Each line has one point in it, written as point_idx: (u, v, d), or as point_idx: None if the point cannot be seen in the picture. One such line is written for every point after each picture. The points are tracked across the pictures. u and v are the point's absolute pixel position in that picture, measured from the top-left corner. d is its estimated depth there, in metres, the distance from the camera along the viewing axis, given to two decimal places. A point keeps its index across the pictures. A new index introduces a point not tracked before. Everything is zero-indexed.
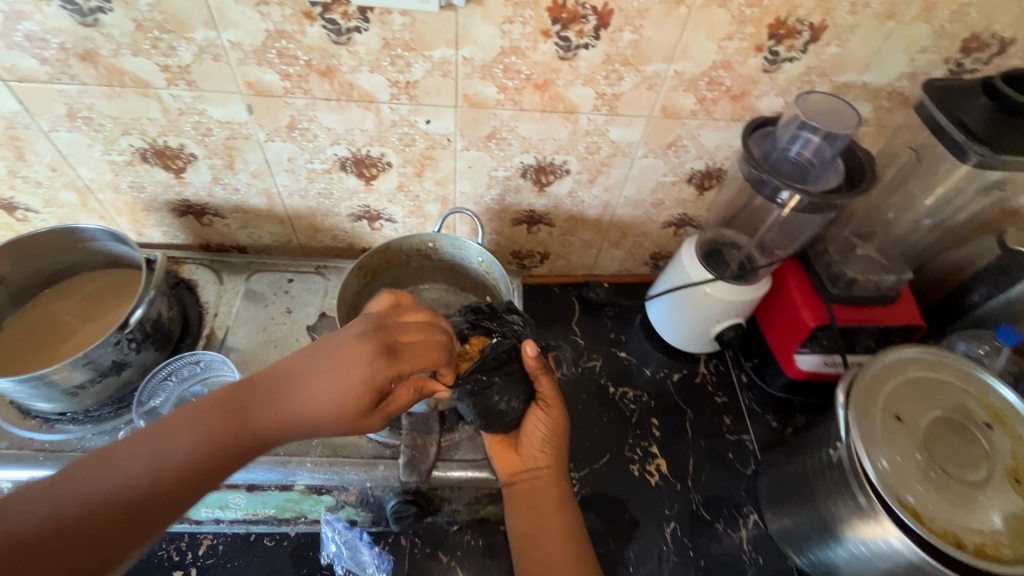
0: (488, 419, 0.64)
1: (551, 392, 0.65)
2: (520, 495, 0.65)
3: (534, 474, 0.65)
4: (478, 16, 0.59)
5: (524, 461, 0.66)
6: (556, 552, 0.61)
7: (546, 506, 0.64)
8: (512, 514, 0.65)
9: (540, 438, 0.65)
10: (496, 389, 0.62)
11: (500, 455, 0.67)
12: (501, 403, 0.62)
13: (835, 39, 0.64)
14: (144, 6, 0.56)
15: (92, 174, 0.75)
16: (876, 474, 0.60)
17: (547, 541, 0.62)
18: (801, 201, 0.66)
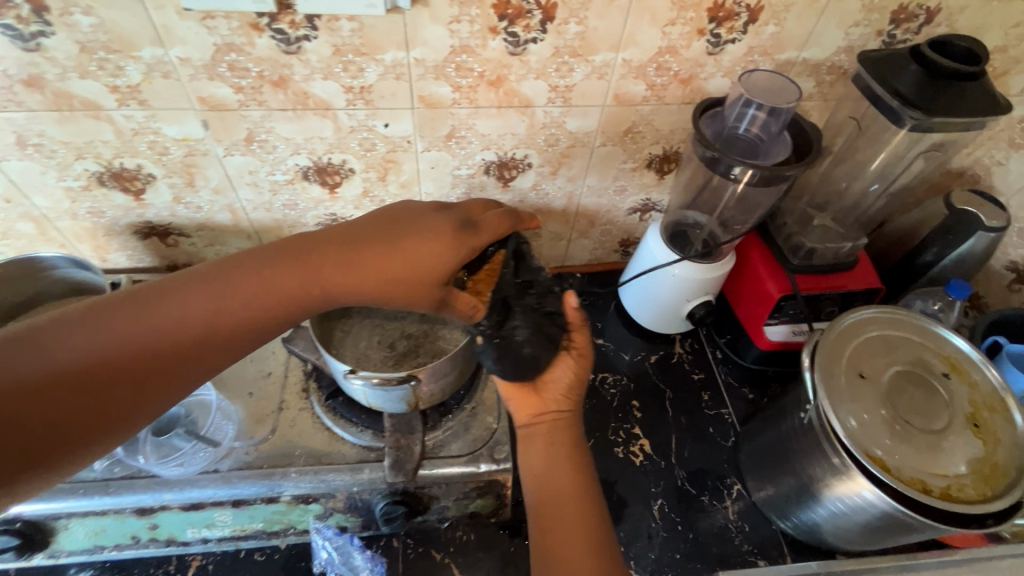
0: (514, 368, 0.63)
1: (584, 342, 0.68)
2: (541, 434, 0.65)
3: (556, 416, 0.66)
4: (426, 17, 0.60)
5: (547, 403, 0.66)
6: (567, 490, 0.61)
7: (563, 445, 0.65)
8: (527, 451, 0.65)
9: (566, 384, 0.66)
10: (521, 330, 0.62)
11: (519, 398, 0.66)
12: (526, 346, 0.62)
13: (772, 18, 0.67)
14: (87, 27, 0.56)
15: (48, 202, 0.74)
16: (844, 430, 0.62)
17: (559, 478, 0.62)
18: (753, 176, 0.69)
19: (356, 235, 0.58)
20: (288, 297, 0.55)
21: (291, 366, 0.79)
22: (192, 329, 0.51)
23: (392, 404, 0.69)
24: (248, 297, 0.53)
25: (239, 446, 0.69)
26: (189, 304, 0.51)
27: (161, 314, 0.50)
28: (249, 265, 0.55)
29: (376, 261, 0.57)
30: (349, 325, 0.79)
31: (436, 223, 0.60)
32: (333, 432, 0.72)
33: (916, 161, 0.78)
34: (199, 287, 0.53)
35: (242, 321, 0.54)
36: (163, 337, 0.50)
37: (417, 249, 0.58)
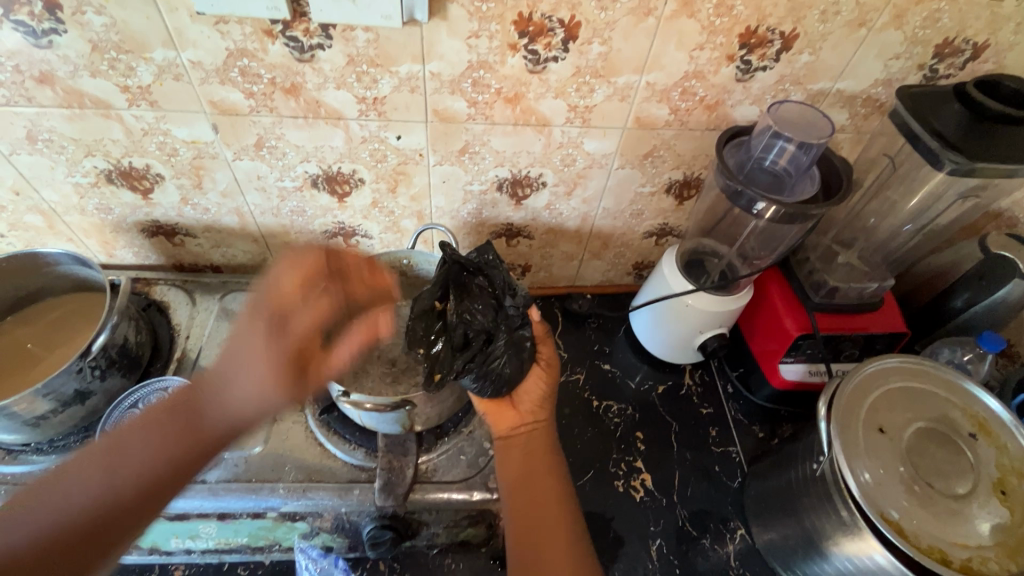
0: (495, 386, 0.64)
1: (551, 354, 0.70)
2: (518, 447, 0.67)
3: (531, 427, 0.68)
4: (444, 30, 0.58)
5: (523, 416, 0.69)
6: (541, 503, 0.62)
7: (539, 459, 0.66)
8: (506, 466, 0.66)
9: (537, 395, 0.69)
10: (502, 354, 0.63)
11: (494, 413, 0.69)
12: (508, 366, 0.64)
13: (807, 47, 0.64)
14: (99, 26, 0.55)
15: (58, 197, 0.73)
16: (859, 488, 0.58)
17: (537, 488, 0.63)
18: (776, 212, 0.66)
19: (241, 339, 0.62)
20: (197, 446, 0.57)
21: None
22: (140, 490, 0.52)
23: (386, 425, 0.67)
24: (168, 442, 0.56)
25: (228, 457, 0.68)
26: (116, 489, 0.52)
27: (80, 492, 0.51)
28: (165, 437, 0.56)
29: (256, 346, 0.62)
30: None
31: (263, 340, 0.62)
32: (326, 448, 0.70)
33: (953, 203, 0.74)
34: (115, 472, 0.52)
35: (174, 470, 0.55)
36: (107, 502, 0.51)
37: (236, 386, 0.60)
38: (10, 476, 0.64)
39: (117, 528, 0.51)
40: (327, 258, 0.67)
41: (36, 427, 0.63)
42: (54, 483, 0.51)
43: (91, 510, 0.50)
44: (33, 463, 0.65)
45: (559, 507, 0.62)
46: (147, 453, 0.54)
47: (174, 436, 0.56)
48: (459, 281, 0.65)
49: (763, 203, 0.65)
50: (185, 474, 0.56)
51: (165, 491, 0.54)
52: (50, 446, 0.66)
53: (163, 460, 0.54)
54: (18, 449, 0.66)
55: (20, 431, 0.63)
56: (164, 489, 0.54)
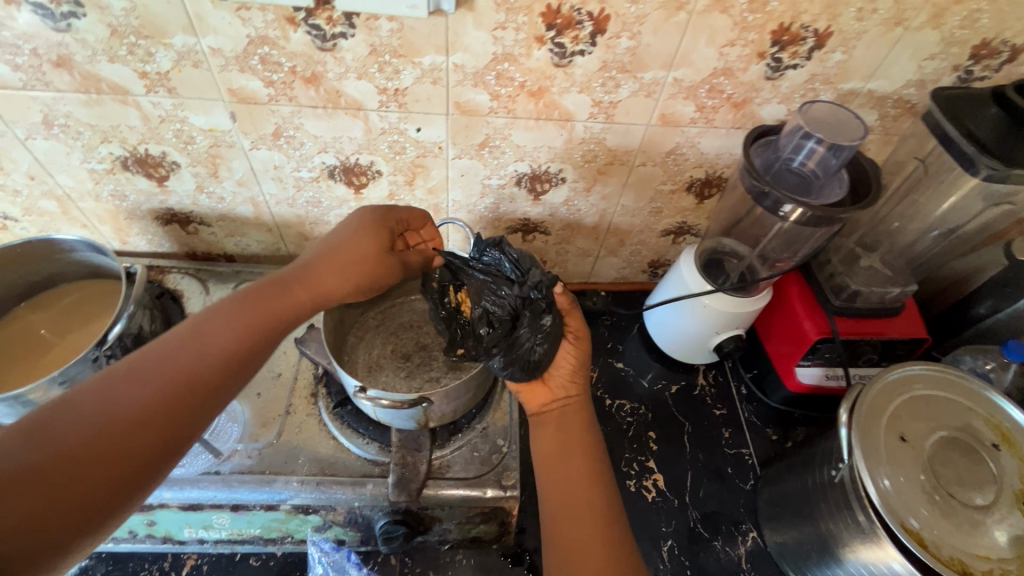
0: (521, 373, 0.65)
1: (579, 325, 0.67)
2: (552, 422, 0.66)
3: (564, 402, 0.67)
4: (470, 21, 0.57)
5: (553, 392, 0.67)
6: (575, 484, 0.60)
7: (573, 435, 0.64)
8: (540, 440, 0.65)
9: (567, 369, 0.67)
10: (526, 337, 0.64)
11: (527, 391, 0.68)
12: (535, 354, 0.64)
13: (840, 46, 0.62)
14: (119, 10, 0.54)
15: (72, 182, 0.72)
16: (878, 495, 0.58)
17: (569, 462, 0.62)
18: (803, 214, 0.64)
19: (310, 264, 0.58)
20: (292, 305, 0.55)
21: (301, 368, 0.77)
22: (218, 371, 0.49)
23: (401, 421, 0.66)
24: (244, 311, 0.53)
25: (242, 449, 0.67)
26: (206, 347, 0.49)
27: (182, 356, 0.48)
28: (242, 305, 0.53)
29: (318, 282, 0.57)
30: (363, 330, 0.77)
31: (366, 240, 0.60)
32: (339, 442, 0.70)
33: (981, 209, 0.72)
34: (206, 335, 0.50)
35: (251, 342, 0.52)
36: (182, 384, 0.47)
37: (343, 253, 0.59)
38: None
39: (207, 395, 0.48)
40: (392, 217, 0.63)
41: None
42: (126, 374, 0.46)
43: (189, 361, 0.48)
44: None
45: (594, 489, 0.60)
46: (231, 331, 0.51)
47: (253, 305, 0.54)
48: (493, 268, 0.67)
49: (789, 206, 0.64)
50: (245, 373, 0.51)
51: (243, 365, 0.51)
52: None
53: (158, 403, 0.45)
54: None
55: None
56: (220, 392, 0.49)
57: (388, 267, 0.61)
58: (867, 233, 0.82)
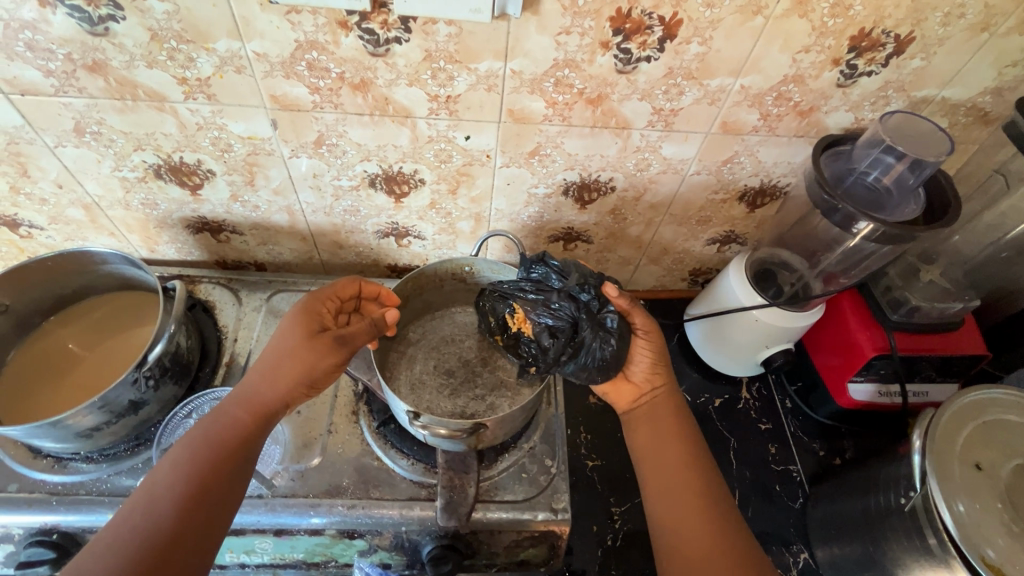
0: (601, 373, 0.64)
1: (645, 320, 0.64)
2: (641, 417, 0.65)
3: (651, 394, 0.65)
4: (533, 26, 0.53)
5: (639, 387, 0.66)
6: (678, 484, 0.58)
7: (669, 431, 0.62)
8: (634, 439, 0.64)
9: (647, 364, 0.65)
10: (590, 337, 0.62)
11: (613, 390, 0.68)
12: (607, 351, 0.62)
13: (920, 51, 0.58)
14: (160, 13, 0.50)
15: (101, 190, 0.69)
16: (955, 523, 0.55)
17: (665, 455, 0.60)
18: (876, 231, 0.62)
19: (247, 382, 0.55)
20: (237, 427, 0.52)
21: (340, 385, 0.74)
22: (176, 523, 0.46)
23: (451, 444, 0.62)
24: (189, 448, 0.50)
25: (284, 471, 0.65)
26: (155, 503, 0.47)
27: (133, 521, 0.46)
28: (227, 404, 0.54)
29: (254, 395, 0.54)
30: (404, 346, 0.74)
31: (292, 327, 0.57)
32: (383, 463, 0.67)
33: None
34: (157, 486, 0.48)
35: (201, 474, 0.49)
36: (194, 487, 0.48)
37: (281, 342, 0.56)
38: (60, 486, 0.62)
39: (169, 549, 0.45)
40: (320, 300, 0.61)
41: (88, 438, 0.61)
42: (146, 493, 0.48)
43: (142, 524, 0.46)
44: (83, 472, 0.63)
45: (697, 480, 0.58)
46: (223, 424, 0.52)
47: (196, 442, 0.51)
48: (543, 283, 0.66)
49: (864, 221, 0.61)
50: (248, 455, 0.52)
51: (202, 499, 0.48)
52: (100, 455, 0.64)
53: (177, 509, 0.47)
54: (65, 457, 0.64)
55: (72, 441, 0.60)
56: (184, 536, 0.46)
57: (320, 347, 0.55)
58: (926, 245, 0.78)
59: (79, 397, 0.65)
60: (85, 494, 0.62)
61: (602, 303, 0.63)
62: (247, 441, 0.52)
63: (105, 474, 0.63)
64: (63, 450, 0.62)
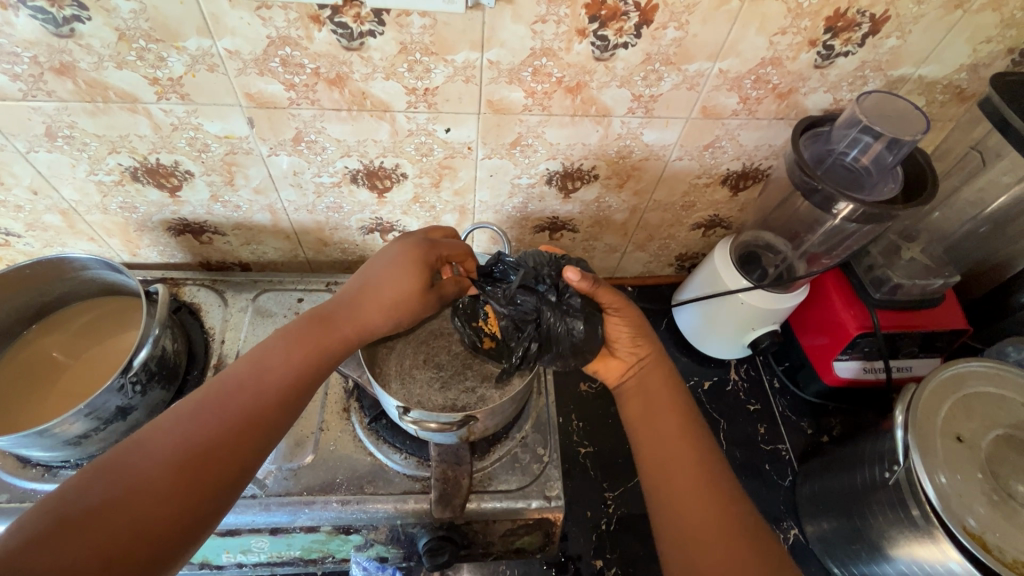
0: (581, 353, 0.64)
1: (613, 296, 0.62)
2: (633, 390, 0.65)
3: (640, 366, 0.66)
4: (508, 15, 0.53)
5: (626, 361, 0.67)
6: (674, 450, 0.58)
7: (662, 399, 0.63)
8: (626, 411, 0.65)
9: (629, 338, 0.65)
10: (558, 324, 0.61)
11: (601, 366, 0.68)
12: (576, 331, 0.61)
13: (895, 30, 0.59)
14: (127, 13, 0.49)
15: (78, 195, 0.68)
16: (938, 494, 0.57)
17: (660, 423, 0.61)
18: (855, 211, 0.62)
19: (359, 294, 0.57)
20: (297, 363, 0.53)
21: (331, 382, 0.74)
22: (215, 441, 0.47)
23: (443, 437, 0.62)
24: (249, 368, 0.52)
25: (277, 469, 0.65)
26: (260, 386, 0.51)
27: (240, 394, 0.50)
28: (297, 334, 0.54)
29: (363, 317, 0.56)
30: (392, 341, 0.74)
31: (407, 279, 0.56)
32: (377, 459, 0.68)
33: None
34: (265, 366, 0.52)
35: (303, 376, 0.53)
36: (248, 415, 0.49)
37: (383, 286, 0.56)
38: None
39: (257, 433, 0.49)
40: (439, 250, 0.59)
41: (77, 445, 0.60)
42: (197, 402, 0.49)
43: (244, 401, 0.50)
44: None
45: (696, 446, 0.58)
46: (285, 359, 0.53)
47: (262, 361, 0.52)
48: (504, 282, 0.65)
49: (843, 203, 0.62)
50: (300, 402, 0.53)
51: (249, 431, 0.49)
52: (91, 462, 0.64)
53: (224, 428, 0.48)
54: (55, 466, 0.63)
55: (60, 450, 0.60)
56: (271, 427, 0.50)
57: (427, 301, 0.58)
58: (907, 223, 0.79)
59: (66, 405, 0.64)
60: None
61: (563, 288, 0.62)
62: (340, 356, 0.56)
63: None
64: (52, 459, 0.62)
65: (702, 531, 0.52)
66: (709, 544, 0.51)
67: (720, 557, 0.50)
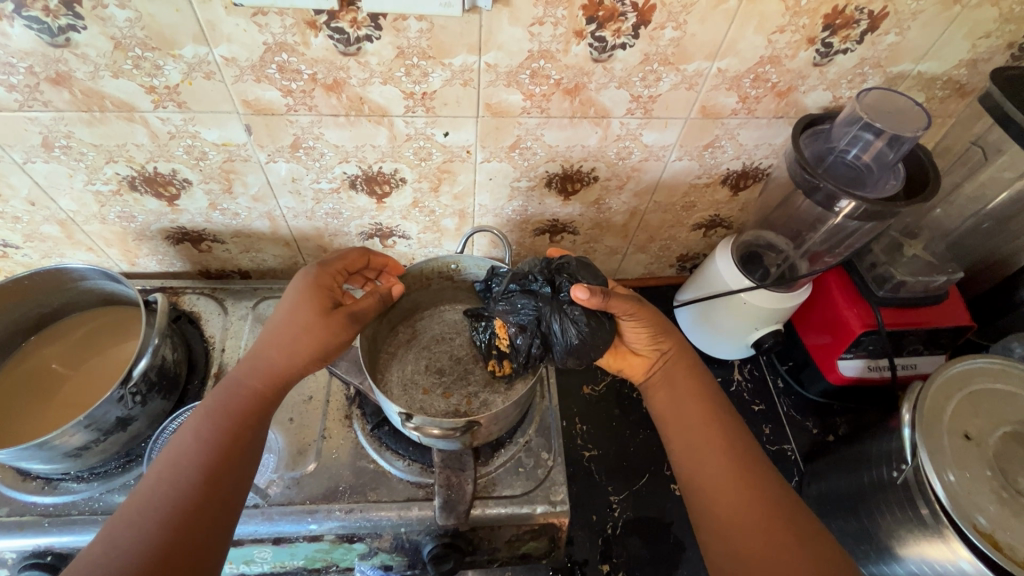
0: (591, 350, 0.61)
1: (615, 299, 0.59)
2: (659, 383, 0.66)
3: (661, 357, 0.66)
4: (506, 18, 0.52)
5: (648, 355, 0.67)
6: (703, 436, 0.58)
7: (688, 388, 0.63)
8: (655, 404, 0.65)
9: (646, 336, 0.65)
10: (560, 325, 0.60)
11: (625, 364, 0.69)
12: (578, 328, 0.60)
13: (894, 27, 0.58)
14: (123, 21, 0.49)
15: (76, 206, 0.68)
16: (946, 492, 0.56)
17: (687, 411, 0.61)
18: (858, 209, 0.62)
19: (259, 349, 0.56)
20: (217, 436, 0.50)
21: (332, 389, 0.73)
22: (154, 542, 0.43)
23: (445, 443, 0.62)
24: (169, 461, 0.48)
25: (278, 478, 0.65)
26: (181, 470, 0.48)
27: (160, 486, 0.47)
28: (205, 414, 0.52)
29: (267, 363, 0.55)
30: (394, 347, 0.74)
31: (302, 312, 0.56)
32: (379, 465, 0.67)
33: None
34: (181, 452, 0.49)
35: (226, 442, 0.50)
36: (177, 503, 0.46)
37: (282, 330, 0.55)
38: (52, 508, 0.61)
39: (201, 514, 0.46)
40: (330, 271, 0.60)
41: (77, 457, 0.60)
42: (120, 517, 0.45)
43: (168, 490, 0.46)
44: (75, 492, 0.62)
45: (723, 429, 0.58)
46: (200, 436, 0.50)
47: (177, 450, 0.49)
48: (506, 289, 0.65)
49: (846, 199, 0.61)
50: (236, 468, 0.50)
51: (189, 516, 0.45)
52: (91, 474, 0.64)
53: (156, 527, 0.44)
54: (55, 478, 0.63)
55: (61, 462, 0.59)
56: (213, 503, 0.47)
57: (338, 328, 0.57)
58: (909, 220, 0.79)
59: (66, 417, 0.64)
60: (78, 514, 0.61)
61: (558, 285, 0.62)
62: (261, 413, 0.54)
63: (97, 493, 0.62)
64: (53, 471, 0.62)
65: (739, 513, 0.52)
66: (750, 528, 0.51)
67: (758, 534, 0.50)
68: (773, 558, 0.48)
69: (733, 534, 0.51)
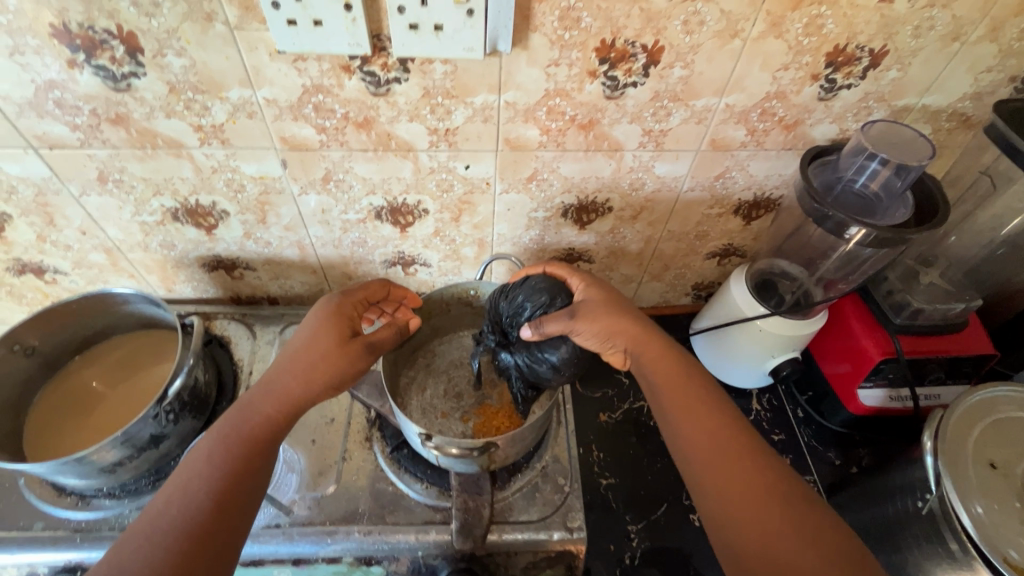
0: (577, 364, 0.64)
1: (554, 325, 0.61)
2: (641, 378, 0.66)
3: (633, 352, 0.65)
4: (524, 60, 0.56)
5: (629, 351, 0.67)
6: (694, 420, 0.58)
7: (677, 383, 0.61)
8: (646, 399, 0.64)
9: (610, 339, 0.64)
10: (527, 364, 0.65)
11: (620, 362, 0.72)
12: (540, 361, 0.64)
13: (896, 63, 0.61)
14: (178, 68, 0.54)
15: (122, 235, 0.73)
16: (973, 524, 0.55)
17: (675, 398, 0.60)
18: (868, 236, 0.63)
19: (275, 375, 0.58)
20: (228, 461, 0.52)
21: (354, 412, 0.75)
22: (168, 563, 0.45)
23: (464, 466, 0.63)
24: (182, 484, 0.50)
25: (300, 499, 0.66)
26: (193, 492, 0.50)
27: (172, 509, 0.48)
28: (219, 437, 0.54)
29: (282, 390, 0.57)
30: (414, 370, 0.77)
31: (320, 341, 0.58)
32: (398, 488, 0.68)
33: None
34: (194, 476, 0.51)
35: (235, 467, 0.52)
36: (187, 525, 0.47)
37: (299, 357, 0.58)
38: (84, 523, 0.64)
39: (211, 535, 0.48)
40: (351, 301, 0.64)
41: (111, 473, 0.62)
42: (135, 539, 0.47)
43: (176, 517, 0.47)
44: (106, 508, 0.64)
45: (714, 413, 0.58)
46: (214, 460, 0.52)
47: (191, 474, 0.51)
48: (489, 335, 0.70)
49: (855, 227, 0.63)
50: (246, 492, 0.51)
51: (203, 539, 0.47)
52: (122, 491, 0.66)
53: (168, 548, 0.46)
54: (89, 494, 0.66)
55: (95, 477, 0.62)
56: (223, 525, 0.49)
57: (355, 357, 0.59)
58: (923, 248, 0.80)
59: (101, 435, 0.67)
60: (108, 530, 0.63)
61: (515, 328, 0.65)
62: (272, 441, 0.55)
63: (127, 510, 0.64)
64: (87, 486, 0.64)
65: (737, 493, 0.52)
66: (751, 517, 0.50)
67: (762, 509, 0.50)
68: (775, 548, 0.48)
69: (737, 528, 0.50)
